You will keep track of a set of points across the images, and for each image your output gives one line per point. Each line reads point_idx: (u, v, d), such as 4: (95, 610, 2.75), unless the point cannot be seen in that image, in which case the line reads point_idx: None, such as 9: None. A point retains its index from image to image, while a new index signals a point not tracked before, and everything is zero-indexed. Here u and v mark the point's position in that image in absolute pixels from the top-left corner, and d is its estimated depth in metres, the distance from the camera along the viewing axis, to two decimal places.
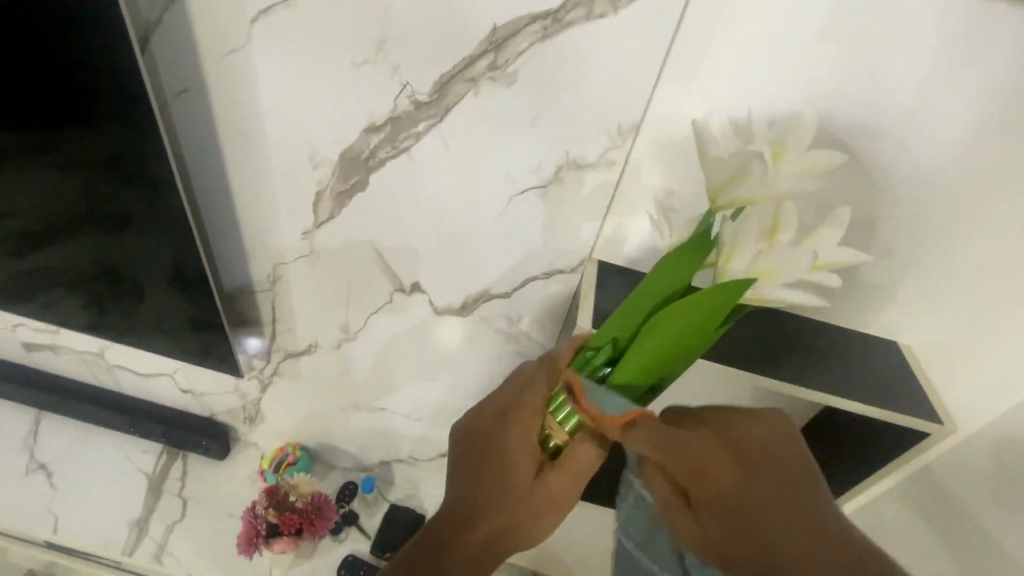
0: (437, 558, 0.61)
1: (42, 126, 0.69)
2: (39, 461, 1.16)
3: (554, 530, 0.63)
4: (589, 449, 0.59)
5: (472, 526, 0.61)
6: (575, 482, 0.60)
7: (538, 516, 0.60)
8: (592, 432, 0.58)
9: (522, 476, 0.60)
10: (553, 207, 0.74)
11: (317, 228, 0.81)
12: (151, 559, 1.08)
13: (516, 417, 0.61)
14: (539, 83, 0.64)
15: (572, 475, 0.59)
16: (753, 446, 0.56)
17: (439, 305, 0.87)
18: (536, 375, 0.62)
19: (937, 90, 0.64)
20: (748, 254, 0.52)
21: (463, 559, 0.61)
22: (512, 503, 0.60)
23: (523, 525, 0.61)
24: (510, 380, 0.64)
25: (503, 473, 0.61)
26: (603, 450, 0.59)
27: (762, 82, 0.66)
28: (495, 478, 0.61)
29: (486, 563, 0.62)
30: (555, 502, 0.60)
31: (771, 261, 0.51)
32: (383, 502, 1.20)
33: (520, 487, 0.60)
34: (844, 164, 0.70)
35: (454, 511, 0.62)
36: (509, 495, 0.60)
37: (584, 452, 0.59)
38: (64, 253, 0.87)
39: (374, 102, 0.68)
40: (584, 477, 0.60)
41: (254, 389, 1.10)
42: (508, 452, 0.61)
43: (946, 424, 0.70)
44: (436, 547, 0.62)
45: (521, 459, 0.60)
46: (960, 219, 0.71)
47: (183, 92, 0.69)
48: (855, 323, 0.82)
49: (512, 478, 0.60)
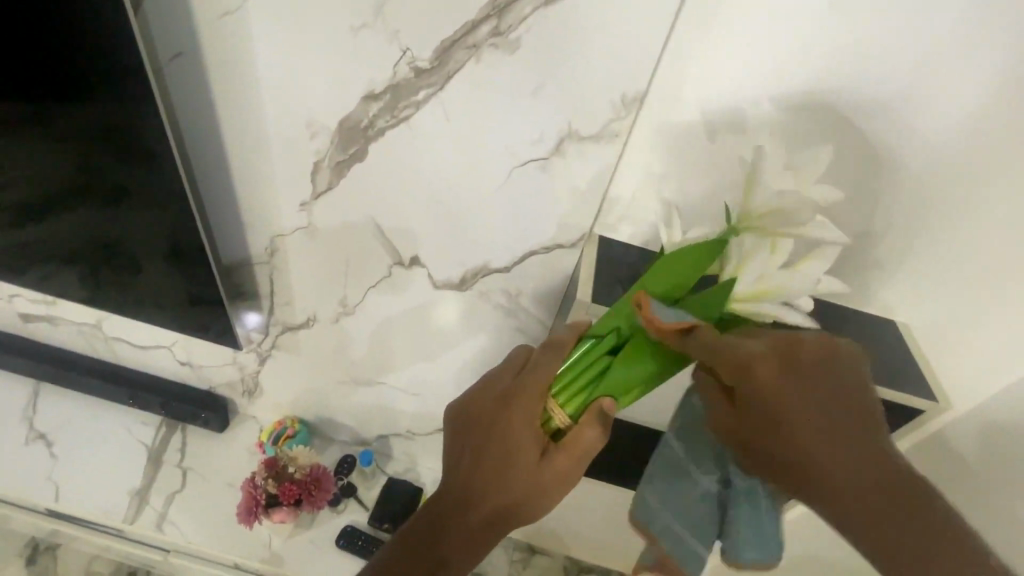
0: (438, 535, 0.62)
1: (31, 91, 0.67)
2: (38, 432, 1.17)
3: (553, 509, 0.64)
4: (592, 433, 0.61)
5: (474, 506, 0.62)
6: (577, 463, 0.61)
7: (540, 496, 0.61)
8: (596, 413, 0.62)
9: (527, 456, 0.61)
10: (554, 180, 0.73)
11: (316, 199, 0.80)
12: (152, 527, 1.09)
13: (519, 397, 0.62)
14: (540, 51, 0.63)
15: (574, 455, 0.61)
16: (823, 374, 0.52)
17: (438, 279, 0.87)
18: (541, 359, 0.64)
19: (945, 63, 0.62)
20: (755, 266, 0.55)
21: (464, 536, 0.62)
22: (514, 481, 0.61)
23: (524, 505, 0.61)
24: (513, 364, 0.66)
25: (507, 453, 0.61)
26: (604, 434, 0.62)
27: (767, 55, 0.65)
28: (498, 459, 0.62)
29: (487, 542, 0.63)
30: (557, 482, 0.61)
31: (773, 280, 0.54)
32: (381, 476, 1.21)
33: (524, 467, 0.61)
34: (849, 142, 0.69)
35: (455, 490, 0.62)
36: (512, 475, 0.61)
37: (585, 433, 0.61)
38: (58, 224, 0.86)
39: (373, 69, 0.66)
40: (585, 459, 0.62)
41: (252, 362, 1.11)
42: (513, 432, 0.62)
43: (940, 403, 0.71)
44: (437, 526, 0.62)
45: (525, 438, 0.62)
46: (961, 200, 0.71)
47: (177, 56, 0.67)
48: (851, 303, 0.82)
49: (516, 458, 0.61)
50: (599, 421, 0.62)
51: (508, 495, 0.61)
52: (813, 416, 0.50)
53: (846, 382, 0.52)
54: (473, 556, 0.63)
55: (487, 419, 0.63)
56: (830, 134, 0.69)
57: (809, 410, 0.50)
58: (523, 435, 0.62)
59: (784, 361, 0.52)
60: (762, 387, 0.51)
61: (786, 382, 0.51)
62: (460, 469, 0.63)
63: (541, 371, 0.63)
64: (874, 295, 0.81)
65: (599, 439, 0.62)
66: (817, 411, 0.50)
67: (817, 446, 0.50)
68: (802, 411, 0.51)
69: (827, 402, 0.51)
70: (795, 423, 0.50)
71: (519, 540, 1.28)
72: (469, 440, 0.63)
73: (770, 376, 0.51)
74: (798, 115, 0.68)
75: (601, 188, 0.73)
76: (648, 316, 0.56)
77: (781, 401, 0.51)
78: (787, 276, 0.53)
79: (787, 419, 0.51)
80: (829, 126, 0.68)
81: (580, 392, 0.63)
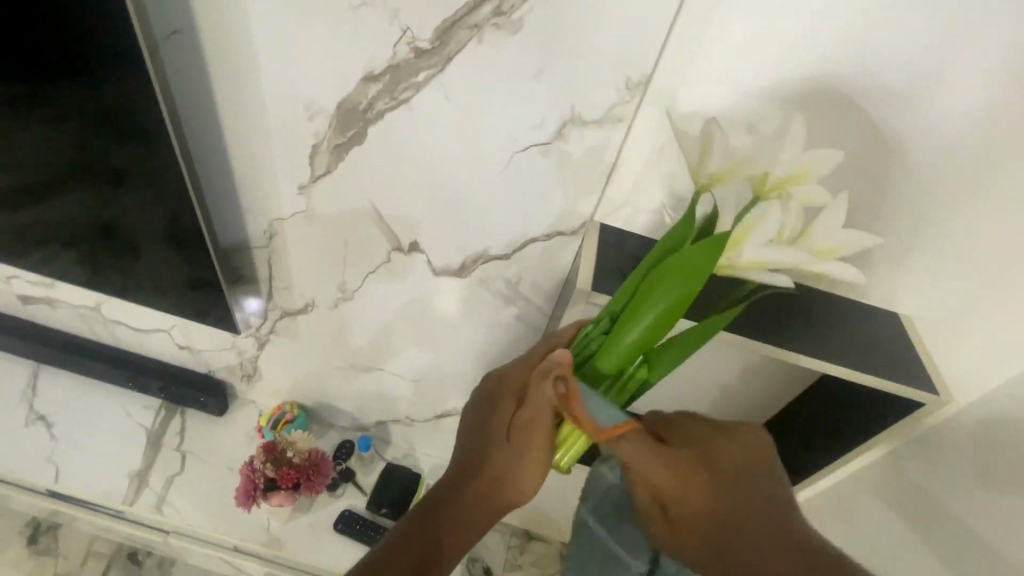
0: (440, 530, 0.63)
1: (25, 70, 0.66)
2: (38, 413, 1.17)
3: (542, 482, 0.65)
4: (553, 387, 0.61)
5: (467, 479, 0.64)
6: (545, 417, 0.63)
7: (522, 460, 0.63)
8: (547, 373, 0.61)
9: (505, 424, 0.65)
10: (556, 166, 0.72)
11: (314, 182, 0.79)
12: (151, 509, 1.10)
13: (507, 375, 0.67)
14: (543, 32, 0.61)
15: (538, 414, 0.62)
16: (721, 466, 0.58)
17: (437, 265, 0.86)
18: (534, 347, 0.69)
19: (959, 47, 0.60)
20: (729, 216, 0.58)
21: (460, 513, 0.63)
22: (501, 449, 0.64)
23: (508, 474, 0.63)
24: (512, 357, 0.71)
25: (480, 433, 0.66)
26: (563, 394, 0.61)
27: (776, 38, 0.63)
28: (487, 432, 0.65)
29: (483, 520, 0.64)
30: (529, 440, 0.63)
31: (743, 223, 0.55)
32: (379, 461, 1.22)
33: (506, 436, 0.64)
34: (857, 129, 0.68)
35: (456, 468, 0.66)
36: (488, 449, 0.65)
37: (541, 394, 0.62)
38: (54, 206, 0.85)
39: (373, 48, 0.65)
40: (551, 413, 0.62)
41: (251, 347, 1.11)
42: (499, 405, 0.66)
43: (942, 396, 0.70)
44: (436, 505, 0.64)
45: (507, 409, 0.65)
46: (971, 190, 0.69)
47: (173, 34, 0.66)
48: (854, 294, 0.81)
49: (500, 428, 0.65)
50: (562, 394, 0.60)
51: (490, 466, 0.64)
52: (718, 503, 0.56)
53: (744, 472, 0.58)
54: (470, 532, 0.64)
55: (483, 400, 0.68)
56: (837, 121, 0.68)
57: (721, 500, 0.56)
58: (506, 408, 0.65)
59: (690, 460, 0.58)
60: (689, 494, 0.57)
61: (701, 480, 0.57)
62: (461, 449, 0.67)
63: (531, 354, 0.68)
64: (878, 286, 0.80)
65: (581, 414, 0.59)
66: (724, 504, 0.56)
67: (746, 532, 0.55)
68: (715, 504, 0.56)
69: (740, 489, 0.57)
70: (723, 515, 0.56)
71: (515, 526, 1.30)
72: (469, 421, 0.68)
73: (686, 485, 0.57)
74: (807, 101, 0.67)
75: (603, 175, 0.72)
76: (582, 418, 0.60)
77: (708, 501, 0.56)
78: (754, 214, 0.54)
79: (703, 514, 0.57)
80: (838, 114, 0.67)
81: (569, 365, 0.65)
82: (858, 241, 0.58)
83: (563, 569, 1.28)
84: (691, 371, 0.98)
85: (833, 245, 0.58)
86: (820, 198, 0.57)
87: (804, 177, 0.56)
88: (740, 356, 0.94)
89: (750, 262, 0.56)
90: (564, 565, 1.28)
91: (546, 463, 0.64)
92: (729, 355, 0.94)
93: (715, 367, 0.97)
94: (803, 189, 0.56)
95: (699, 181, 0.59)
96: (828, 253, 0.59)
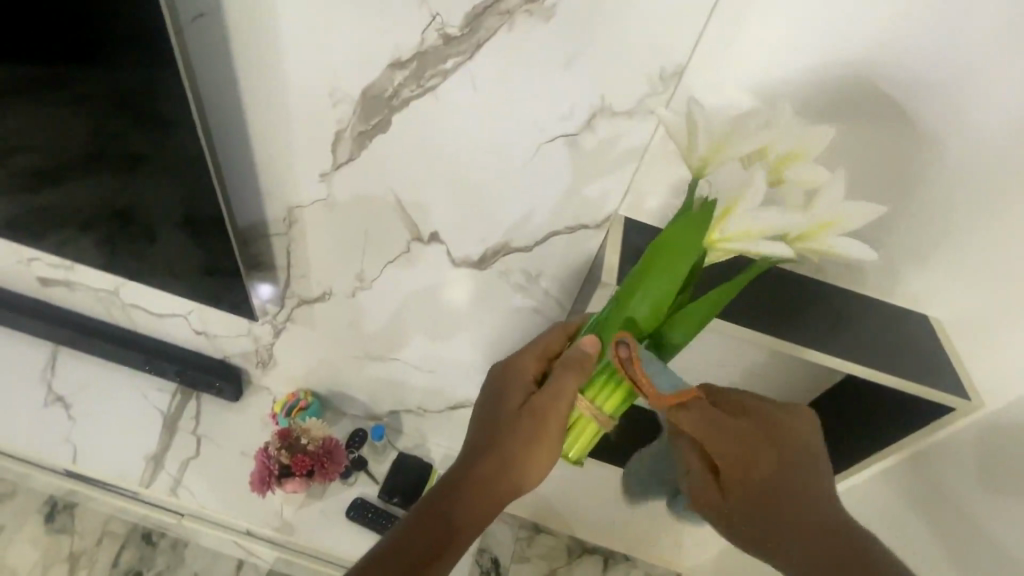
0: (446, 529, 0.62)
1: (51, 53, 0.66)
2: (56, 394, 1.19)
3: (551, 470, 0.65)
4: (570, 377, 0.63)
5: (475, 461, 0.64)
6: (560, 404, 0.63)
7: (531, 442, 0.63)
8: (574, 360, 0.63)
9: (513, 405, 0.66)
10: (580, 157, 0.71)
11: (335, 170, 0.78)
12: (166, 492, 1.11)
13: (517, 358, 0.69)
14: (575, 18, 0.60)
15: (553, 396, 0.63)
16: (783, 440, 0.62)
17: (457, 256, 0.86)
18: (544, 334, 0.72)
19: (1007, 42, 0.58)
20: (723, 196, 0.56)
21: (471, 498, 0.63)
22: (511, 432, 0.64)
23: (516, 457, 0.63)
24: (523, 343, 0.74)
25: (494, 424, 0.66)
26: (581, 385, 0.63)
27: (817, 28, 0.61)
28: (496, 416, 0.66)
29: (494, 506, 0.64)
30: (541, 427, 0.63)
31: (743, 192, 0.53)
32: (391, 451, 1.22)
33: (513, 417, 0.65)
34: (894, 127, 0.66)
35: (466, 454, 0.66)
36: (500, 434, 0.65)
37: (565, 378, 0.63)
38: (76, 189, 0.85)
39: (400, 34, 0.64)
40: (568, 400, 0.63)
41: (267, 334, 1.11)
42: (508, 387, 0.67)
43: (973, 401, 0.69)
44: (448, 491, 0.64)
45: (517, 391, 0.67)
46: (1015, 192, 0.66)
47: (198, 17, 0.65)
48: (879, 295, 0.80)
49: (507, 410, 0.66)
50: (626, 358, 0.59)
51: (500, 452, 0.64)
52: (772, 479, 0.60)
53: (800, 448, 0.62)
54: (481, 518, 0.64)
55: (492, 385, 0.69)
56: (873, 117, 0.66)
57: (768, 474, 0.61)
58: (515, 390, 0.67)
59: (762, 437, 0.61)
60: (744, 464, 0.61)
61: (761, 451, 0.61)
62: (471, 432, 0.67)
63: (541, 338, 0.71)
64: (905, 288, 0.78)
65: (643, 372, 0.58)
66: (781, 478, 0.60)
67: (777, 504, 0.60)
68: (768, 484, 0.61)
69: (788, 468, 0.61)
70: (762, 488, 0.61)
71: (524, 518, 1.31)
72: (479, 405, 0.69)
73: (750, 452, 0.61)
74: (846, 93, 0.65)
75: (628, 168, 0.71)
76: (644, 383, 0.58)
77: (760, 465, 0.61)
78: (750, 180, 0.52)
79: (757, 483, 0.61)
80: (876, 108, 0.65)
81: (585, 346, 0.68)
82: (865, 210, 0.52)
83: (570, 562, 1.28)
84: (707, 369, 0.97)
85: (838, 214, 0.53)
86: (821, 176, 0.54)
87: (800, 155, 0.54)
88: (759, 356, 0.92)
89: (745, 233, 0.54)
90: (571, 557, 1.29)
91: (555, 450, 0.64)
92: (748, 354, 0.92)
93: (733, 366, 0.96)
94: (803, 169, 0.55)
95: (692, 166, 0.56)
96: (833, 225, 0.54)
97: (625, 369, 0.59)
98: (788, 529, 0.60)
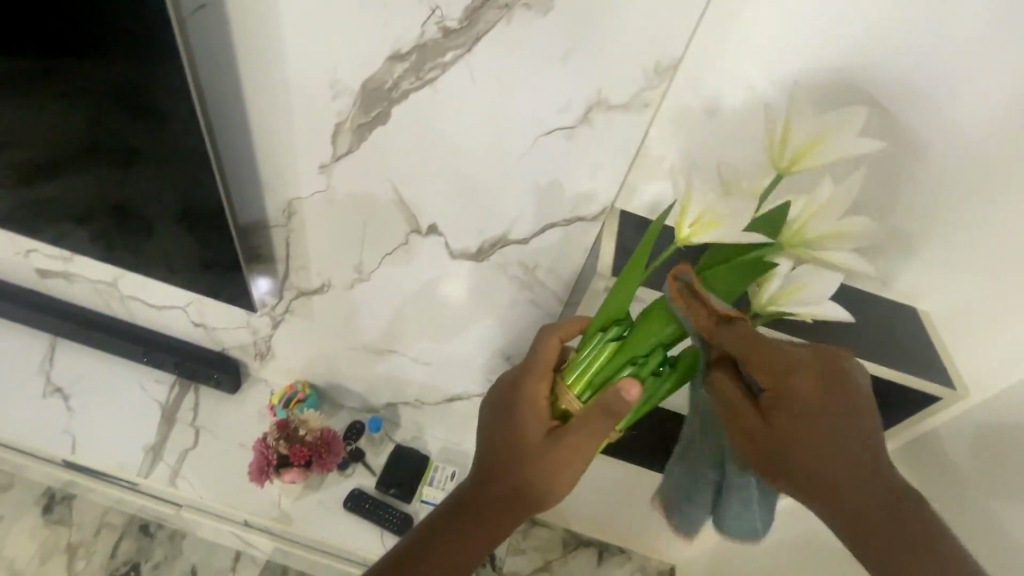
0: (434, 539, 0.63)
1: (51, 43, 0.66)
2: (55, 385, 1.19)
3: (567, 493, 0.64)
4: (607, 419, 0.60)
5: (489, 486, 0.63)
6: (590, 444, 0.61)
7: (555, 473, 0.61)
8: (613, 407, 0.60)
9: (532, 433, 0.63)
10: (578, 149, 0.72)
11: (335, 161, 0.79)
12: (164, 482, 1.12)
13: (528, 376, 0.66)
14: (572, 12, 0.61)
15: (584, 436, 0.60)
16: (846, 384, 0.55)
17: (455, 248, 0.87)
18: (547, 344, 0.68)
19: (1000, 36, 0.59)
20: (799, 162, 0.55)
21: (482, 520, 0.62)
22: (528, 463, 0.62)
23: (533, 483, 0.62)
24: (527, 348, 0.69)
25: (513, 440, 0.63)
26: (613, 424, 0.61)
27: (809, 22, 0.62)
28: (509, 443, 0.63)
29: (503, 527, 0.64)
30: (562, 463, 0.61)
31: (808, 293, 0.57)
32: (389, 443, 1.24)
33: (530, 445, 0.62)
34: (884, 122, 0.67)
35: (478, 476, 0.64)
36: (520, 463, 0.62)
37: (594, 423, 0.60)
38: (73, 180, 0.85)
39: (399, 27, 0.65)
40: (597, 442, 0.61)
41: (266, 325, 1.11)
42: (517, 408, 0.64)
43: (958, 390, 0.71)
44: (458, 514, 0.63)
45: (528, 417, 0.64)
46: (1006, 185, 0.67)
47: (201, 9, 0.65)
48: (873, 288, 0.81)
49: (524, 439, 0.63)
50: (685, 287, 0.58)
51: (516, 480, 0.62)
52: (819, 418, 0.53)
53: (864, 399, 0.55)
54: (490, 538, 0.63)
55: (502, 400, 0.66)
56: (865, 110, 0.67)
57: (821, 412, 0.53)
58: (526, 416, 0.64)
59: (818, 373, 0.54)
60: (795, 394, 0.54)
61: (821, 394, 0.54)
62: (480, 453, 0.65)
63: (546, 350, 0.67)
64: (895, 283, 0.79)
65: (705, 300, 0.57)
66: (831, 418, 0.53)
67: (838, 469, 0.53)
68: (819, 421, 0.53)
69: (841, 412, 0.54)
70: (820, 450, 0.53)
71: None
72: (488, 421, 0.66)
73: (803, 379, 0.54)
74: (837, 86, 0.65)
75: (626, 161, 0.72)
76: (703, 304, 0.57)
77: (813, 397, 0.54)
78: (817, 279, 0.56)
79: (809, 415, 0.54)
80: (870, 100, 0.65)
81: (580, 375, 0.65)
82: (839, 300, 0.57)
83: (565, 554, 1.30)
84: None
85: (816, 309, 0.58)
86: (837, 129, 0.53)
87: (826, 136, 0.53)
88: None
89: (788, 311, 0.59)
90: (566, 549, 1.30)
91: (575, 479, 0.63)
92: None
93: None
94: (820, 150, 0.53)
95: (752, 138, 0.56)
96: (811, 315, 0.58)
97: (682, 294, 0.58)
98: (832, 471, 0.53)
